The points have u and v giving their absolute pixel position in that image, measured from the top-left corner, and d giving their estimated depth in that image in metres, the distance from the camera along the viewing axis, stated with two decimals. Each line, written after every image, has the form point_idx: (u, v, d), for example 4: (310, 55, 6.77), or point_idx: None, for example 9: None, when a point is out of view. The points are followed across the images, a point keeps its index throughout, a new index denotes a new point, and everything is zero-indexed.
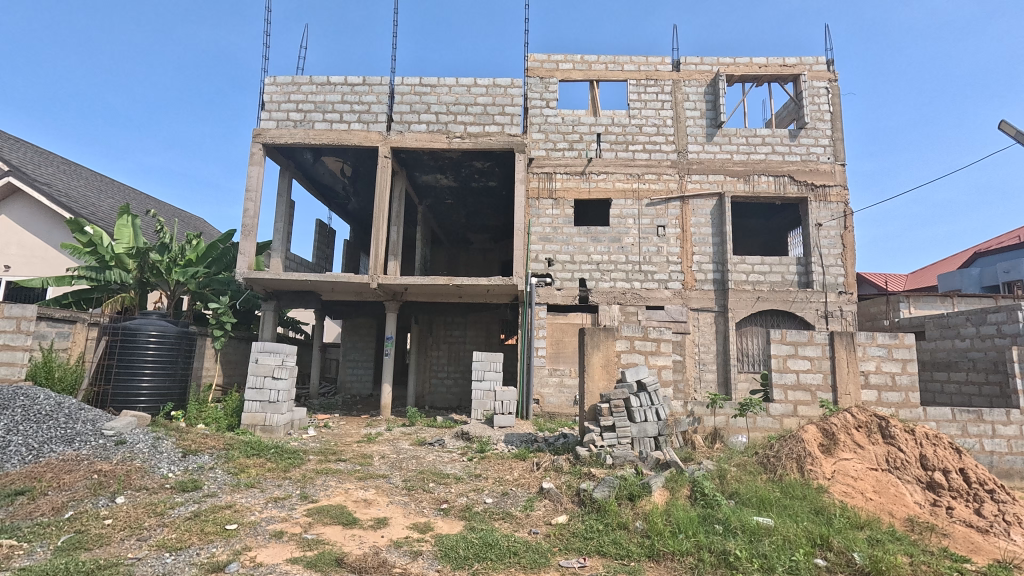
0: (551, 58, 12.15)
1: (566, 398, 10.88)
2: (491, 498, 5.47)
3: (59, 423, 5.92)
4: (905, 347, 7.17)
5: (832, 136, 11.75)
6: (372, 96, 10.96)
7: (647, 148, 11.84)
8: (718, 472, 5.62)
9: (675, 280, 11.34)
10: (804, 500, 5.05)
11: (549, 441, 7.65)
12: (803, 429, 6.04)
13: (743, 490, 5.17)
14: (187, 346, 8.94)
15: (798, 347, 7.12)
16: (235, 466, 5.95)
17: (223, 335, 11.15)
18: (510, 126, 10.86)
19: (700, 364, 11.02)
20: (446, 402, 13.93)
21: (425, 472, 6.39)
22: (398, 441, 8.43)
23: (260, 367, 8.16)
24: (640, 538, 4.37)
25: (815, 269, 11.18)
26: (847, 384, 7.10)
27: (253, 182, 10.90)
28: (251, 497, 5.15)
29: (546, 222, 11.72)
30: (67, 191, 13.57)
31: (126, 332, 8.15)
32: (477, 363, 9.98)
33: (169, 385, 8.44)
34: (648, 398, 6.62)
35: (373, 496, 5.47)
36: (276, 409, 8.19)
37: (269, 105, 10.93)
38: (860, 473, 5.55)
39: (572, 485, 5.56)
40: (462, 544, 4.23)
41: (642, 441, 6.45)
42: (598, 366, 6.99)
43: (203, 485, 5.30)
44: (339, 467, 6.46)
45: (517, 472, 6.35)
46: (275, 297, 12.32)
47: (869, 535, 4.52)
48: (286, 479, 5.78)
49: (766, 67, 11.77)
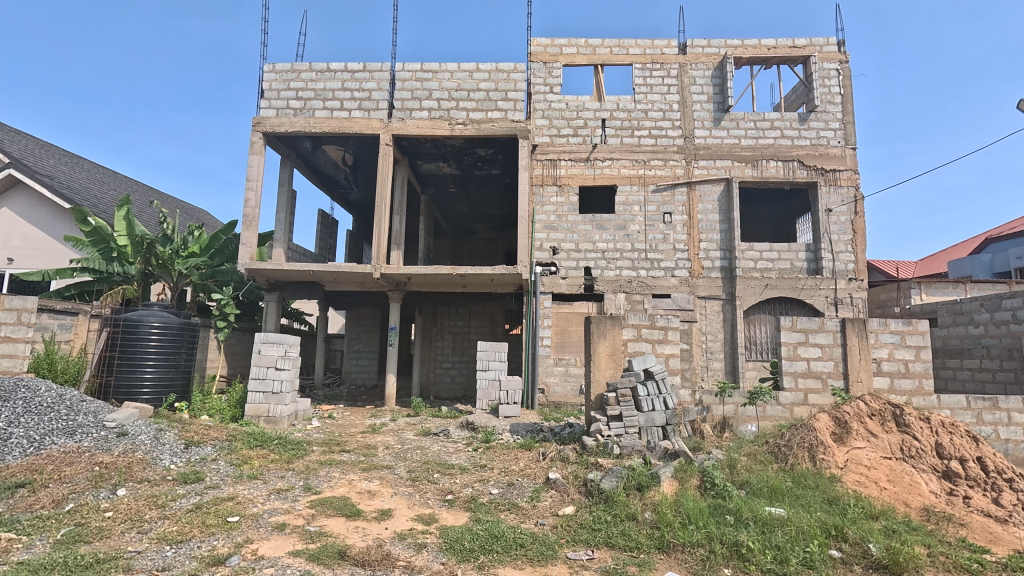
0: (554, 42, 11.90)
1: (572, 388, 10.78)
2: (497, 489, 5.39)
3: (60, 416, 5.87)
4: (918, 333, 7.01)
5: (843, 119, 11.48)
6: (373, 82, 10.78)
7: (653, 133, 11.63)
8: (728, 462, 5.51)
9: (682, 267, 11.18)
10: (816, 490, 4.94)
11: (555, 432, 7.57)
12: (815, 418, 5.93)
13: (754, 480, 5.07)
14: (190, 338, 8.88)
15: (810, 335, 6.98)
16: (238, 458, 5.89)
17: (227, 326, 11.07)
18: (513, 112, 10.66)
19: (706, 353, 10.89)
20: (451, 392, 13.86)
21: (429, 463, 6.31)
22: (403, 432, 8.36)
23: (263, 359, 8.09)
24: (650, 529, 4.26)
25: (824, 256, 10.98)
26: (859, 372, 6.95)
27: (254, 171, 10.77)
28: (254, 488, 5.09)
29: (550, 210, 11.56)
30: (69, 183, 13.48)
31: (128, 324, 8.07)
32: (481, 353, 9.93)
33: (172, 376, 8.39)
34: (655, 386, 6.54)
35: (377, 487, 5.40)
36: (279, 400, 8.12)
37: (268, 93, 10.78)
38: (874, 462, 5.42)
39: (579, 476, 5.45)
40: (467, 536, 4.14)
41: (650, 431, 6.36)
42: (604, 354, 6.84)
43: (205, 477, 5.24)
44: (343, 458, 6.39)
45: (523, 463, 6.27)
46: (277, 288, 12.22)
47: (885, 526, 4.39)
48: (289, 470, 5.71)
49: (775, 49, 11.48)
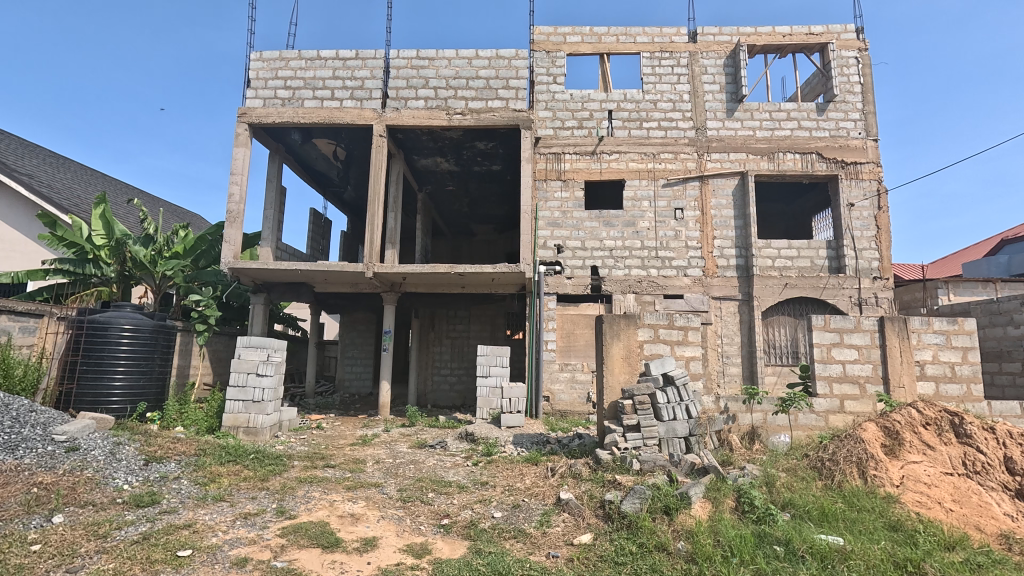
0: (558, 31, 11.32)
1: (579, 395, 10.09)
2: (500, 512, 4.65)
3: (2, 427, 5.13)
4: (965, 333, 6.36)
5: (863, 110, 10.86)
6: (366, 71, 10.16)
7: (663, 125, 11.00)
8: (766, 479, 4.80)
9: (695, 266, 10.50)
10: (874, 513, 4.24)
11: (563, 443, 6.86)
12: (862, 428, 5.28)
13: (800, 501, 4.37)
14: (165, 341, 8.18)
15: (844, 335, 6.30)
16: (205, 476, 5.17)
17: (207, 330, 10.32)
18: (514, 101, 10.04)
19: (723, 357, 10.17)
20: (450, 401, 13.13)
21: (423, 480, 5.58)
22: (397, 444, 7.64)
23: (243, 364, 7.43)
24: (685, 564, 3.55)
25: (847, 253, 10.32)
26: (901, 376, 6.27)
27: (239, 164, 10.10)
28: (217, 513, 4.37)
29: (554, 206, 10.90)
30: (50, 182, 12.91)
31: (95, 327, 7.35)
32: (482, 358, 9.19)
33: (145, 383, 7.67)
34: (676, 393, 5.84)
35: (362, 510, 4.67)
36: (260, 409, 7.42)
37: (255, 83, 10.17)
38: (934, 479, 4.72)
39: (595, 495, 4.72)
40: (466, 573, 3.42)
41: (671, 443, 5.70)
42: (618, 358, 6.12)
43: (162, 499, 4.51)
44: (326, 474, 5.66)
45: (529, 480, 5.53)
46: (264, 289, 11.49)
47: (966, 558, 3.65)
48: (262, 490, 4.98)
49: (791, 36, 10.88)
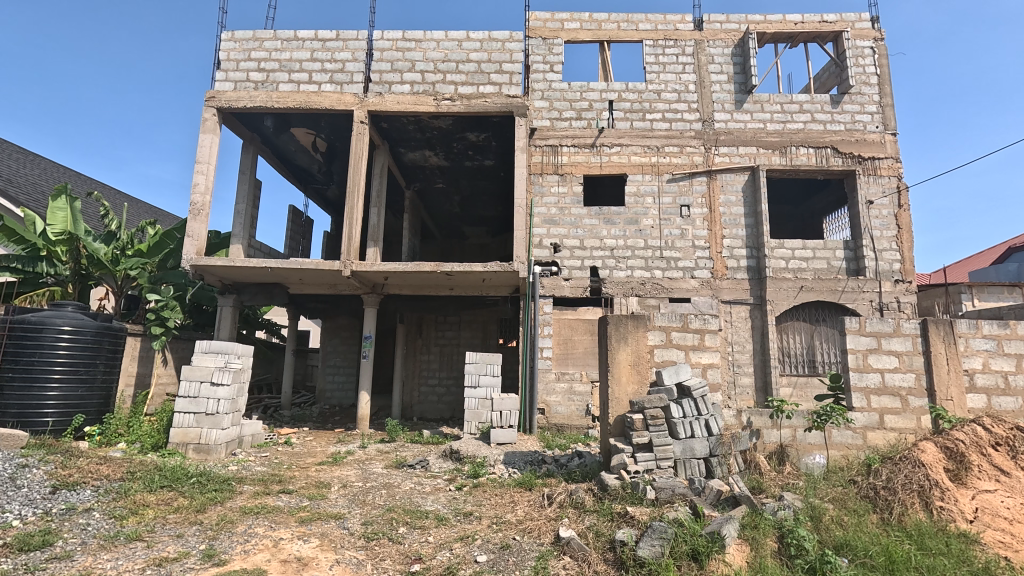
0: (555, 17, 10.59)
1: (576, 408, 9.20)
2: (485, 554, 3.74)
3: None
4: (1018, 338, 5.56)
5: (880, 102, 10.18)
6: (347, 53, 9.39)
7: (667, 116, 10.26)
8: (812, 512, 3.93)
9: (703, 267, 9.71)
10: (954, 559, 3.39)
11: (561, 463, 6.00)
12: (919, 449, 4.43)
13: (860, 543, 3.50)
14: (113, 345, 7.19)
15: (883, 340, 5.46)
16: (125, 507, 4.24)
17: (165, 334, 9.27)
18: (508, 86, 9.25)
19: (734, 366, 9.34)
20: (437, 413, 12.19)
21: (395, 511, 4.65)
22: (371, 463, 6.71)
23: (195, 371, 6.47)
24: None
25: (866, 254, 9.56)
26: (949, 388, 5.41)
27: (206, 151, 9.25)
28: (125, 558, 3.44)
29: (551, 202, 10.09)
30: (9, 175, 11.95)
31: (27, 328, 6.41)
32: (470, 366, 8.29)
33: (85, 393, 6.71)
34: (693, 406, 4.99)
35: (313, 551, 3.75)
36: (214, 424, 6.47)
37: (225, 64, 9.34)
38: (1015, 513, 3.93)
39: (602, 533, 3.83)
40: None
41: (689, 465, 4.85)
42: (626, 365, 5.25)
43: (58, 541, 3.58)
44: (279, 503, 4.73)
45: (521, 510, 4.64)
46: (233, 290, 10.54)
47: None
48: (193, 526, 4.04)
49: (803, 25, 10.20)
